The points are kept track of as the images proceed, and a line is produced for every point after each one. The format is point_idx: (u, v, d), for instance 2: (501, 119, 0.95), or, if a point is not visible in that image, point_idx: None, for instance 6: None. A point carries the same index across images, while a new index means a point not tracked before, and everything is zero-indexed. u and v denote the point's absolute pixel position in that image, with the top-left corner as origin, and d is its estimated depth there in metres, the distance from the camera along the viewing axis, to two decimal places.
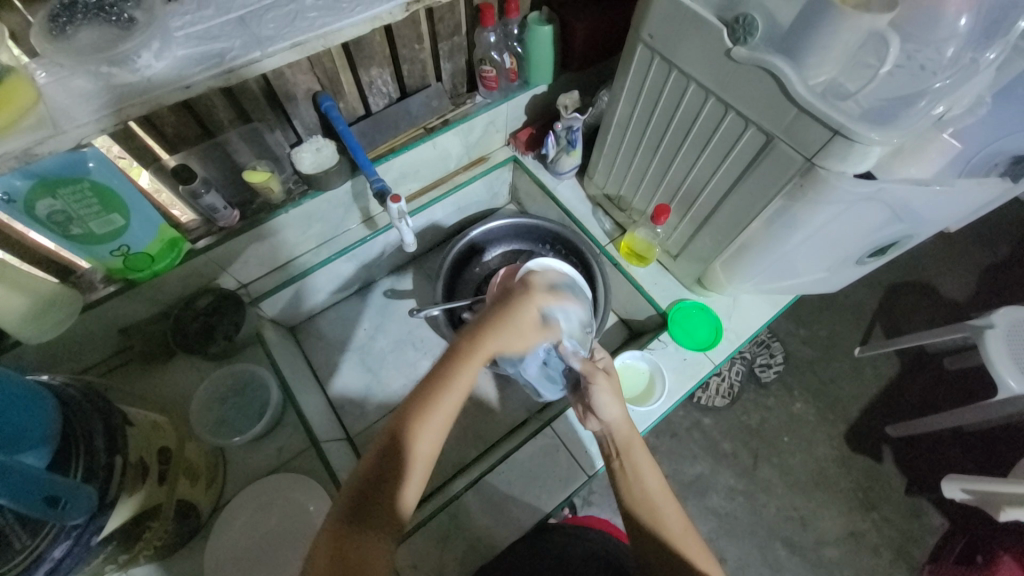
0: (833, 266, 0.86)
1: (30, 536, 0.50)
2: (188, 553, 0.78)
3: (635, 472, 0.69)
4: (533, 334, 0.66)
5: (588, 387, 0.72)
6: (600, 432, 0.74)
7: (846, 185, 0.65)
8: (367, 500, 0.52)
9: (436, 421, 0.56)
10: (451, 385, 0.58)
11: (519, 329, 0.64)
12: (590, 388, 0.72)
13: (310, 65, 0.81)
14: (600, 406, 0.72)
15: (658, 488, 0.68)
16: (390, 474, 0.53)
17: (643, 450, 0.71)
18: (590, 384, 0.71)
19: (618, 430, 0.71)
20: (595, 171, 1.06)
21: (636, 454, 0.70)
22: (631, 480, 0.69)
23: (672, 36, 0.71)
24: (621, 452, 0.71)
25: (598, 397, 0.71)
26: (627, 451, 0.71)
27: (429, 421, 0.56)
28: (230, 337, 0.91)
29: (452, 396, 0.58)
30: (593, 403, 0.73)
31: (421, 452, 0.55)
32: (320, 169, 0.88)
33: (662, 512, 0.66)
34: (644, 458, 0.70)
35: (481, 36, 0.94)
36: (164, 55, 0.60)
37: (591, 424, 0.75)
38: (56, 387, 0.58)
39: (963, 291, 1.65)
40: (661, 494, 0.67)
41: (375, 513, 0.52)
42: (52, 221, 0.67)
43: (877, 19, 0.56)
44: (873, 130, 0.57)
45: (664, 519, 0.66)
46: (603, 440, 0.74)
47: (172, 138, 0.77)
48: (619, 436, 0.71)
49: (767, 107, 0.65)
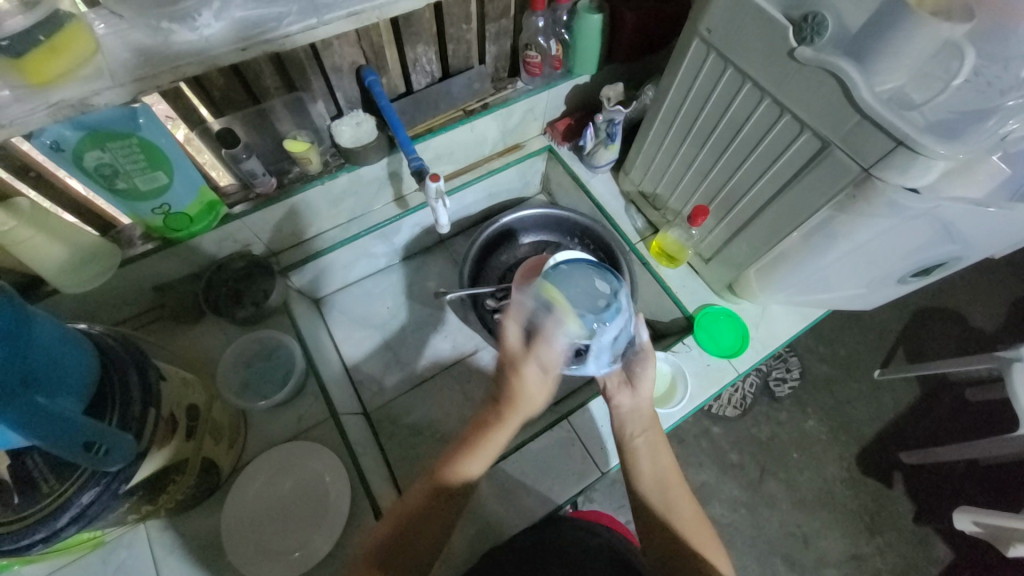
0: (872, 283, 0.83)
1: (59, 480, 0.52)
2: (204, 510, 0.80)
3: (652, 453, 0.70)
4: (540, 395, 0.66)
5: (638, 360, 0.74)
6: (626, 408, 0.73)
7: (900, 199, 0.63)
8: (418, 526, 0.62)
9: (496, 440, 0.65)
10: (498, 421, 0.65)
11: (523, 402, 0.65)
12: (644, 360, 0.73)
13: (358, 38, 0.81)
14: (643, 378, 0.73)
15: (673, 471, 0.69)
16: (455, 472, 0.64)
17: (661, 434, 0.72)
18: (648, 359, 0.73)
19: (644, 409, 0.72)
20: (632, 166, 1.05)
21: (655, 437, 0.71)
22: (647, 461, 0.69)
23: (732, 31, 0.68)
24: (643, 432, 0.71)
25: (647, 369, 0.73)
26: (650, 432, 0.71)
27: (492, 435, 0.65)
28: (257, 303, 0.93)
29: (501, 429, 0.66)
30: (637, 374, 0.73)
31: (485, 453, 0.65)
32: (359, 144, 0.87)
33: (674, 497, 0.66)
34: (661, 443, 0.71)
35: (530, 21, 0.92)
36: (221, 15, 0.61)
37: (623, 398, 0.73)
38: (95, 335, 0.60)
39: (993, 322, 1.60)
40: (676, 478, 0.68)
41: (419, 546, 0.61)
42: (99, 174, 0.68)
43: (955, 29, 0.55)
44: (939, 143, 0.55)
45: (676, 504, 0.66)
46: (625, 418, 0.73)
47: (218, 101, 0.77)
48: (645, 416, 0.72)
49: (826, 111, 0.63)
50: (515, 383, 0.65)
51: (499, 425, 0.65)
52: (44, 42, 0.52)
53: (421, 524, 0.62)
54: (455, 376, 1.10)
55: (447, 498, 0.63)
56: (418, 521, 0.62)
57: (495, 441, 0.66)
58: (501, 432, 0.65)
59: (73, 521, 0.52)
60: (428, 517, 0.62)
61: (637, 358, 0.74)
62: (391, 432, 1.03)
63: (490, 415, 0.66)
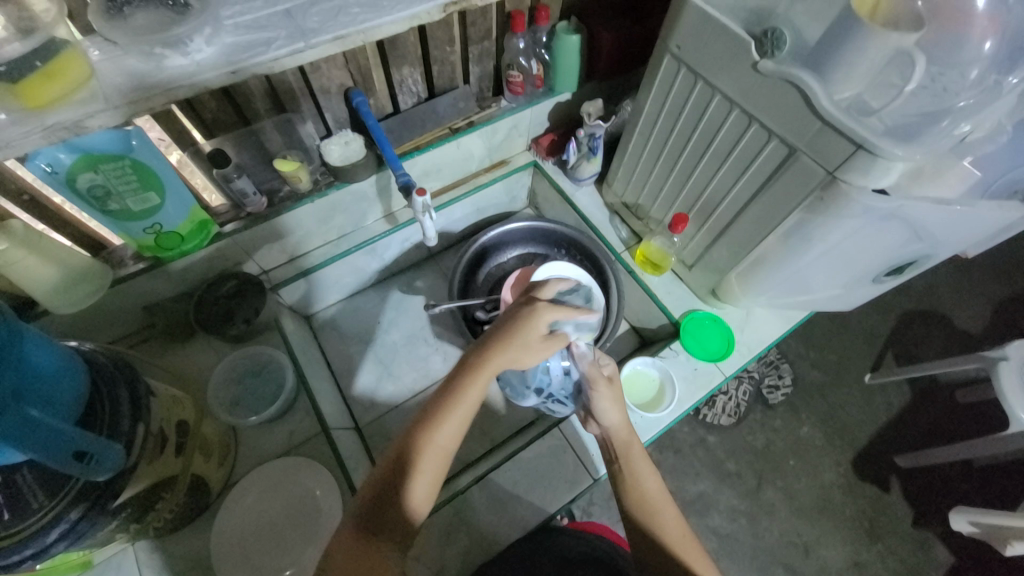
0: (850, 283, 0.86)
1: (48, 496, 0.52)
2: (193, 530, 0.79)
3: (636, 476, 0.70)
4: (544, 350, 0.66)
5: (588, 394, 0.73)
6: (600, 436, 0.76)
7: (866, 200, 0.65)
8: (384, 497, 0.58)
9: (447, 425, 0.61)
10: (461, 394, 0.62)
11: (531, 347, 0.65)
12: (590, 393, 0.72)
13: (345, 61, 0.84)
14: (599, 410, 0.72)
15: (658, 493, 0.69)
16: (398, 487, 0.58)
17: (642, 456, 0.72)
18: (590, 390, 0.71)
19: (620, 434, 0.72)
20: (614, 179, 1.08)
21: (636, 459, 0.72)
22: (628, 483, 0.70)
23: (700, 48, 0.72)
24: (621, 457, 0.72)
25: (598, 401, 0.72)
26: (628, 456, 0.72)
27: (435, 436, 0.60)
28: (248, 321, 0.92)
29: (462, 407, 0.62)
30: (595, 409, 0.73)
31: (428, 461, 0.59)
32: (347, 162, 0.90)
33: (661, 515, 0.67)
34: (644, 464, 0.71)
35: (511, 43, 0.96)
36: (213, 41, 0.64)
37: (593, 428, 0.76)
38: (86, 352, 0.60)
39: (978, 323, 1.63)
40: (661, 496, 0.68)
41: (384, 520, 0.57)
42: (91, 195, 0.70)
43: (904, 38, 0.57)
44: (897, 145, 0.57)
45: (662, 521, 0.66)
46: (605, 444, 0.75)
47: (210, 123, 0.80)
48: (619, 442, 0.73)
49: (791, 119, 0.66)
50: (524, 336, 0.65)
51: (449, 414, 0.61)
52: (40, 67, 0.55)
53: (387, 532, 0.57)
54: None
55: (395, 517, 0.57)
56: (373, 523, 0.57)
57: (442, 436, 0.61)
58: (463, 407, 0.62)
59: (62, 537, 0.52)
60: (385, 525, 0.57)
61: (586, 389, 0.73)
62: (384, 447, 1.03)
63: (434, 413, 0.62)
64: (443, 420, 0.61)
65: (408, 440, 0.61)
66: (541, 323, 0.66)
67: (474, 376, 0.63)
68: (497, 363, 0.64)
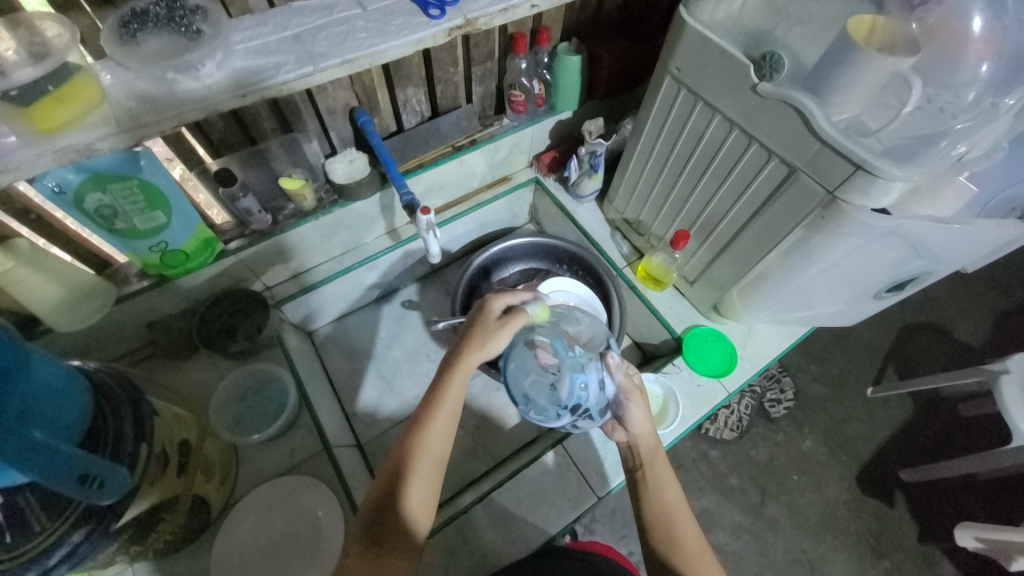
0: (851, 298, 0.86)
1: (51, 519, 0.52)
2: (193, 550, 0.78)
3: (657, 485, 0.69)
4: (503, 331, 0.70)
5: (622, 404, 0.72)
6: (625, 443, 0.74)
7: (866, 218, 0.66)
8: (383, 509, 0.58)
9: (432, 441, 0.62)
10: (441, 397, 0.65)
11: (486, 332, 0.69)
12: (624, 402, 0.72)
13: (350, 82, 0.85)
14: (630, 418, 0.72)
15: (677, 504, 0.67)
16: (398, 500, 0.58)
17: (667, 465, 0.71)
18: (625, 399, 0.71)
19: (643, 443, 0.72)
20: (615, 196, 1.09)
21: (658, 467, 0.70)
22: (648, 492, 0.69)
23: (699, 70, 0.74)
24: (644, 464, 0.71)
25: (631, 410, 0.71)
26: (650, 465, 0.71)
27: (423, 445, 0.61)
28: (251, 337, 0.92)
29: (443, 408, 0.64)
30: (625, 416, 0.72)
31: (423, 475, 0.60)
32: (351, 180, 0.91)
33: (678, 527, 0.65)
34: (666, 473, 0.70)
35: (513, 63, 0.98)
36: (224, 66, 0.65)
37: (619, 436, 0.75)
38: (89, 372, 0.60)
39: (978, 336, 1.64)
40: (681, 508, 0.67)
41: (388, 532, 0.57)
42: (99, 215, 0.71)
43: (900, 62, 0.59)
44: (894, 166, 0.58)
45: (679, 533, 0.65)
46: (627, 452, 0.74)
47: (217, 143, 0.81)
48: (644, 449, 0.72)
49: (791, 140, 0.67)
50: (486, 324, 0.71)
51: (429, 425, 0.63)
52: (51, 91, 0.56)
53: (392, 540, 0.56)
54: None
55: (397, 520, 0.57)
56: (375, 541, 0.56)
57: (428, 452, 0.62)
58: (444, 415, 0.64)
59: (64, 560, 0.52)
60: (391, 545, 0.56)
61: (619, 400, 0.72)
62: (386, 464, 1.02)
63: (414, 426, 0.63)
64: (426, 429, 0.63)
65: (401, 452, 0.62)
66: (494, 309, 0.72)
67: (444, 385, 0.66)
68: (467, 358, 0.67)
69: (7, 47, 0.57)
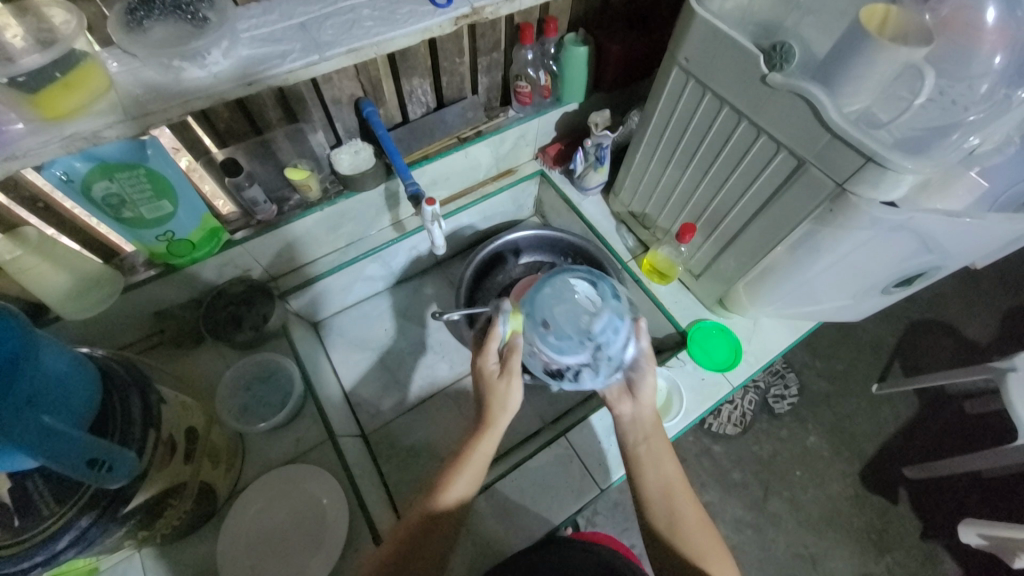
0: (857, 293, 0.85)
1: (59, 504, 0.53)
2: (200, 537, 0.79)
3: (656, 459, 0.69)
4: (514, 381, 0.69)
5: (637, 372, 0.73)
6: (627, 416, 0.73)
7: (875, 212, 0.66)
8: (430, 506, 0.64)
9: (481, 456, 0.68)
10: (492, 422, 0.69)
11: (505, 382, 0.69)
12: (642, 367, 0.72)
13: (356, 72, 0.84)
14: (642, 385, 0.72)
15: (677, 478, 0.68)
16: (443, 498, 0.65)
17: (665, 440, 0.72)
18: (645, 367, 0.72)
19: (647, 415, 0.72)
20: (621, 189, 1.09)
21: (657, 442, 0.71)
22: (649, 467, 0.69)
23: (708, 60, 0.73)
24: (644, 439, 0.71)
25: (646, 376, 0.72)
26: (651, 440, 0.71)
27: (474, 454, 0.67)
28: (257, 327, 0.94)
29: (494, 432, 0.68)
30: (636, 384, 0.73)
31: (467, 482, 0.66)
32: (357, 171, 0.91)
33: (678, 501, 0.66)
34: (665, 448, 0.70)
35: (519, 54, 0.97)
36: (230, 54, 0.65)
37: (624, 407, 0.73)
38: (98, 359, 0.61)
39: (985, 333, 1.62)
40: (679, 483, 0.68)
41: (428, 530, 0.62)
42: (106, 203, 0.71)
43: (913, 52, 0.58)
44: (906, 158, 0.58)
45: (679, 508, 0.66)
46: (627, 427, 0.73)
47: (223, 133, 0.81)
48: (649, 423, 0.72)
49: (801, 132, 0.66)
50: (488, 381, 0.70)
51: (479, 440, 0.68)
52: (59, 78, 0.57)
53: (429, 540, 0.62)
54: (454, 397, 1.11)
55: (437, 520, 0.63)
56: (415, 542, 0.61)
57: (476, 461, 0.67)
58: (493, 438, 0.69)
59: (72, 544, 0.52)
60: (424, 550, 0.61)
61: (636, 365, 0.73)
62: (390, 455, 1.03)
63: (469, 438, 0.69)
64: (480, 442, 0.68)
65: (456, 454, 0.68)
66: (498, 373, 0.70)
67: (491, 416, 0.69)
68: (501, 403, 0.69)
69: (14, 33, 0.57)
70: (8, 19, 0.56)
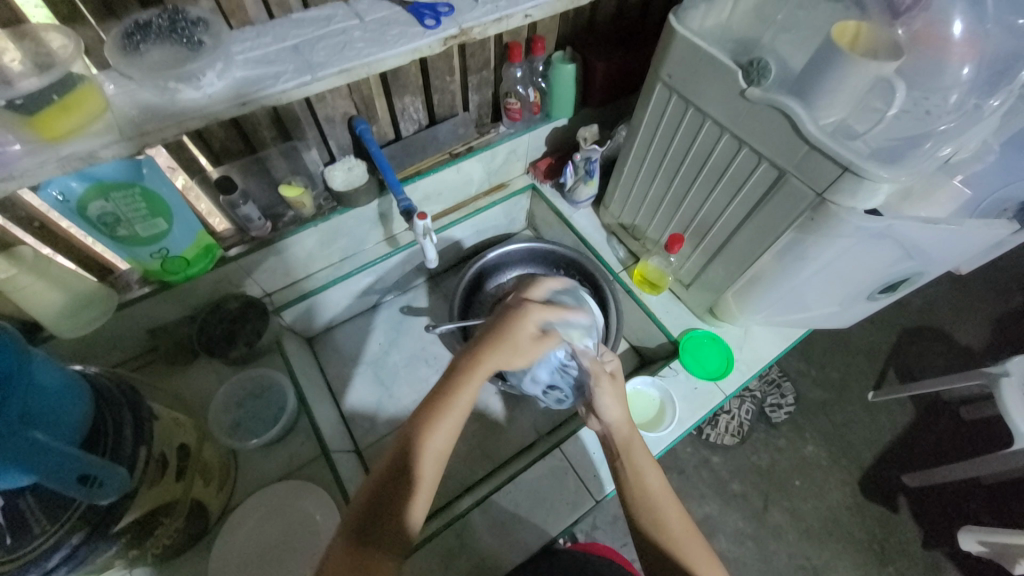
0: (844, 300, 0.87)
1: (51, 522, 0.52)
2: (192, 555, 0.78)
3: (638, 473, 0.68)
4: (535, 349, 0.67)
5: (589, 388, 0.73)
6: (600, 432, 0.74)
7: (856, 220, 0.67)
8: (378, 511, 0.54)
9: (433, 446, 0.58)
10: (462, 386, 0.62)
11: (518, 344, 0.65)
12: (590, 387, 0.72)
13: (349, 91, 0.87)
14: (602, 406, 0.71)
15: (660, 489, 0.67)
16: (405, 508, 0.55)
17: (643, 450, 0.70)
18: (593, 385, 0.71)
19: (620, 430, 0.70)
20: (611, 201, 1.10)
21: (638, 454, 0.70)
22: (630, 482, 0.68)
23: (689, 76, 0.76)
24: (622, 453, 0.70)
25: (601, 397, 0.71)
26: (629, 452, 0.70)
27: (429, 440, 0.58)
28: (250, 343, 0.94)
29: (457, 409, 0.61)
30: (596, 403, 0.72)
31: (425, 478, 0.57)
32: (350, 186, 0.92)
33: (663, 514, 0.65)
34: (646, 460, 0.69)
35: (509, 72, 1.00)
36: (225, 75, 0.67)
37: (594, 425, 0.74)
38: (90, 376, 0.61)
39: (978, 339, 1.64)
40: (663, 493, 0.67)
41: (381, 531, 0.53)
42: (101, 222, 0.72)
43: (882, 67, 0.60)
44: (881, 168, 0.60)
45: (666, 519, 0.65)
46: (606, 441, 0.73)
47: (218, 151, 0.83)
48: (620, 437, 0.70)
49: (780, 144, 0.68)
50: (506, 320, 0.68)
51: (467, 382, 0.63)
52: (56, 100, 0.58)
53: (383, 539, 0.53)
54: None
55: (393, 521, 0.54)
56: (369, 546, 0.52)
57: (430, 452, 0.58)
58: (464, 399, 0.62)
59: (62, 562, 0.52)
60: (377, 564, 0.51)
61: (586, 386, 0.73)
62: None
63: (447, 388, 0.62)
64: (435, 426, 0.59)
65: (404, 443, 0.58)
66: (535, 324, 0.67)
67: (468, 373, 0.63)
68: (490, 362, 0.64)
69: (12, 57, 0.59)
70: (6, 44, 0.58)
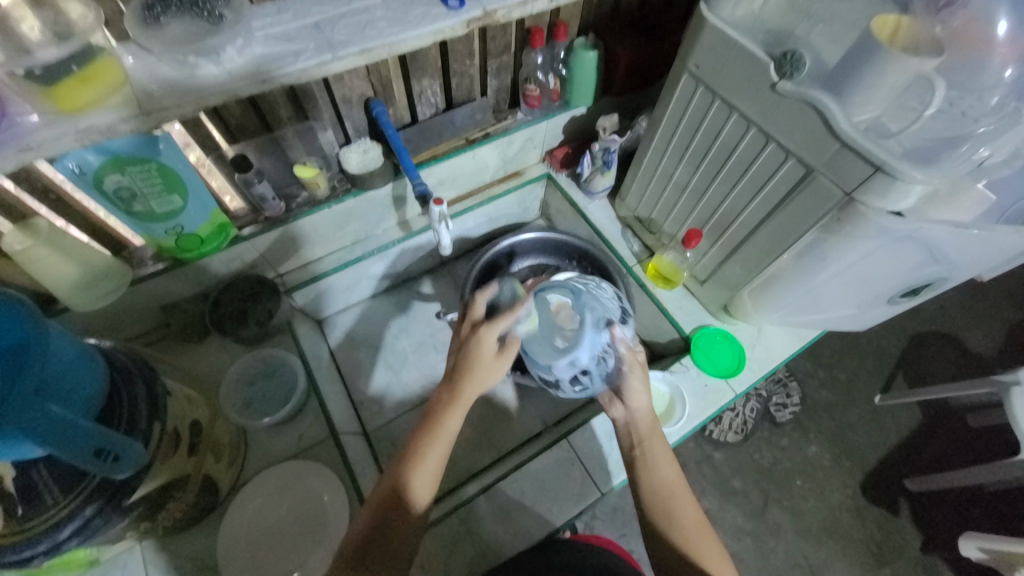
0: (865, 303, 0.85)
1: (63, 493, 0.53)
2: (201, 529, 0.79)
3: (650, 463, 0.69)
4: (501, 365, 0.66)
5: (619, 372, 0.72)
6: (622, 420, 0.74)
7: (883, 220, 0.65)
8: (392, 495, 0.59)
9: (449, 428, 0.63)
10: (456, 399, 0.64)
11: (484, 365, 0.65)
12: (623, 372, 0.72)
13: (367, 72, 0.85)
14: (630, 390, 0.71)
15: (673, 482, 0.67)
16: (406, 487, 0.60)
17: (662, 440, 0.71)
18: (624, 370, 0.72)
19: (641, 420, 0.71)
20: (627, 194, 1.09)
21: (654, 446, 0.70)
22: (643, 470, 0.68)
23: (718, 68, 0.74)
24: (640, 444, 0.71)
25: (631, 381, 0.71)
26: (646, 443, 0.70)
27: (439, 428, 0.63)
28: (262, 322, 0.95)
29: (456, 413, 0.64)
30: (622, 388, 0.72)
31: (433, 454, 0.61)
32: (365, 170, 0.92)
33: (672, 506, 0.65)
34: (660, 451, 0.69)
35: (529, 57, 0.98)
36: (245, 51, 0.66)
37: (618, 411, 0.74)
38: (106, 350, 0.61)
39: (990, 347, 1.61)
40: (676, 485, 0.67)
41: (392, 512, 0.58)
42: (117, 196, 0.72)
43: (923, 64, 0.58)
44: (915, 169, 0.58)
45: (675, 510, 0.65)
46: (626, 429, 0.73)
47: (235, 129, 0.82)
48: (643, 426, 0.71)
49: (809, 140, 0.66)
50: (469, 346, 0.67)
51: (450, 407, 0.64)
52: (74, 71, 0.58)
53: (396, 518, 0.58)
54: None
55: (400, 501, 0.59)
56: (381, 528, 0.57)
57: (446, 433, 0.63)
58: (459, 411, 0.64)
59: (74, 534, 0.53)
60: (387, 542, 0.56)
61: (617, 371, 0.73)
62: (391, 453, 1.03)
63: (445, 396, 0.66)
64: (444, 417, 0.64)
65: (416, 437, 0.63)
66: (490, 338, 0.66)
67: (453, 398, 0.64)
68: (468, 387, 0.65)
69: (30, 25, 0.58)
70: (25, 13, 0.58)
